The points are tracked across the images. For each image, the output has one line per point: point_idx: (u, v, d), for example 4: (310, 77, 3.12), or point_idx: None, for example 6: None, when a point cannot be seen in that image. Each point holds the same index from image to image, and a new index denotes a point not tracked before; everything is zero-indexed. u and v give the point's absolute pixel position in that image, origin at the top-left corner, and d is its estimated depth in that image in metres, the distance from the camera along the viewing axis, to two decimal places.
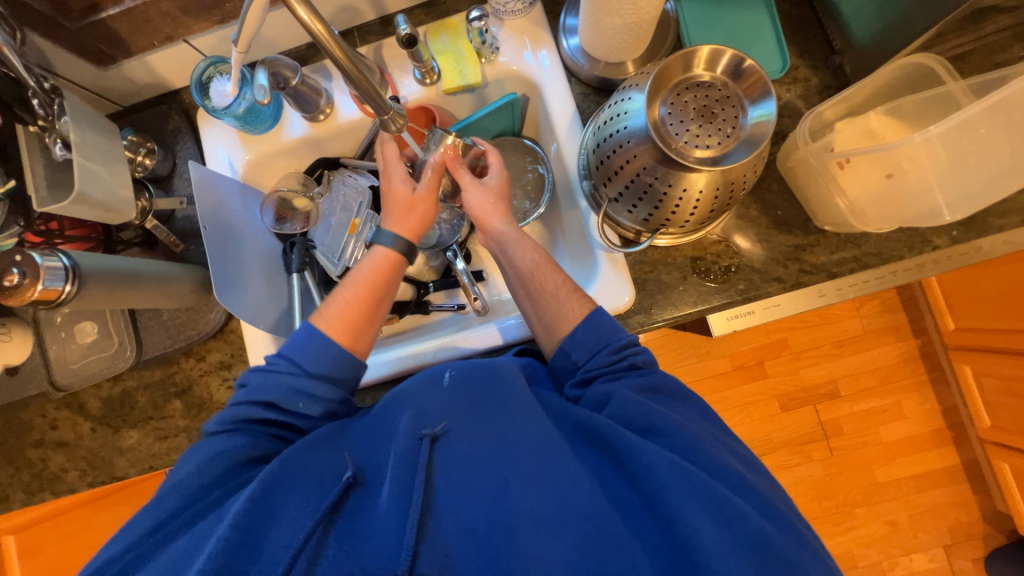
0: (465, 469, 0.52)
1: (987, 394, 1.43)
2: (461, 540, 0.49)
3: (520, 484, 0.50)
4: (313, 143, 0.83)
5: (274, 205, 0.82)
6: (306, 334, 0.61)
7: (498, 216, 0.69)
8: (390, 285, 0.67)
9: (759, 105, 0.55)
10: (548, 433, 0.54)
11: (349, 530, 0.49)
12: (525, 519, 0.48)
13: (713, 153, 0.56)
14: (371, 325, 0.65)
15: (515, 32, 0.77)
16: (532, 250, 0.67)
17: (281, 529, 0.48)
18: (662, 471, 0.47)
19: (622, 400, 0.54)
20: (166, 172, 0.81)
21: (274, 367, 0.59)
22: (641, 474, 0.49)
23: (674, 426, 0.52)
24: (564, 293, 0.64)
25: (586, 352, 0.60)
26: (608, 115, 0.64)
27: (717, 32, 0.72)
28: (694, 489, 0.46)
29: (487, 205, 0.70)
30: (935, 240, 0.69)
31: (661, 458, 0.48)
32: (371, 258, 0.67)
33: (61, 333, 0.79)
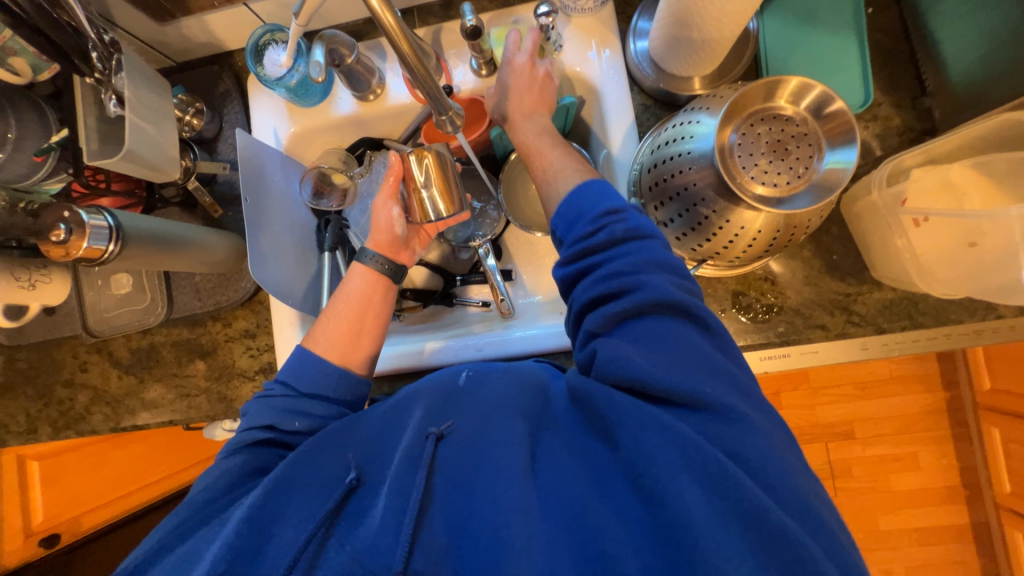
0: (460, 460, 0.49)
1: (1012, 459, 1.37)
2: (452, 531, 0.47)
3: (507, 468, 0.47)
4: (358, 122, 0.81)
5: (314, 179, 0.80)
6: (297, 357, 0.63)
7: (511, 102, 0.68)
8: (372, 300, 0.67)
9: (837, 150, 0.51)
10: None
11: (349, 530, 0.49)
12: (511, 506, 0.45)
13: (779, 194, 0.52)
14: (360, 340, 0.65)
15: (582, 31, 0.74)
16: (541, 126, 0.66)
17: (286, 530, 0.49)
18: (649, 444, 0.43)
19: (610, 344, 0.48)
20: (212, 135, 0.81)
21: (270, 393, 0.61)
22: (630, 449, 0.44)
23: (664, 377, 0.44)
24: (551, 173, 0.62)
25: (568, 227, 0.55)
26: (671, 135, 0.61)
27: (798, 57, 0.68)
28: (686, 463, 0.41)
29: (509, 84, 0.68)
30: (1000, 309, 0.64)
31: (652, 427, 0.43)
32: (349, 277, 0.68)
33: (98, 281, 0.81)
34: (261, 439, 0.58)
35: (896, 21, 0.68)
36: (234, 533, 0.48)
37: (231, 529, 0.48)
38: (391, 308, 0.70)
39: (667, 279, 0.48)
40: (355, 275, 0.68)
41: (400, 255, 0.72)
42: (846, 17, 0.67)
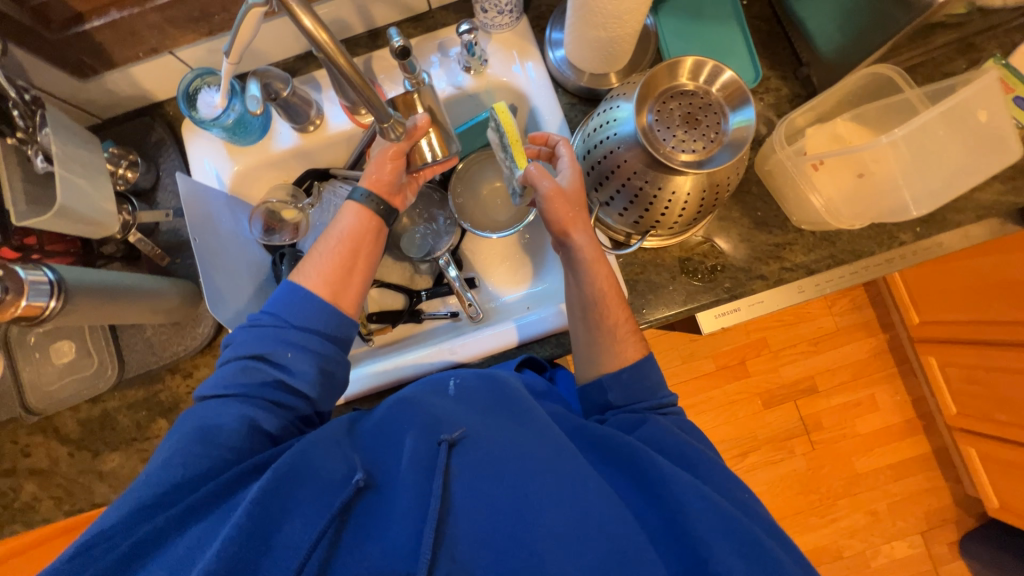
0: (485, 476, 0.51)
1: (951, 382, 1.51)
2: (475, 544, 0.48)
3: (540, 497, 0.49)
4: (302, 154, 0.83)
5: (263, 216, 0.82)
6: (286, 290, 0.63)
7: (579, 229, 0.65)
8: (365, 238, 0.68)
9: (739, 111, 0.59)
10: (567, 453, 0.52)
11: (360, 528, 0.49)
12: (543, 536, 0.47)
13: (698, 157, 0.59)
14: (353, 277, 0.66)
15: (503, 46, 0.80)
16: (602, 274, 0.65)
17: (295, 522, 0.47)
18: (692, 503, 0.47)
19: (657, 426, 0.57)
20: (149, 185, 0.79)
21: (259, 323, 0.62)
22: (670, 502, 0.48)
23: (699, 461, 0.54)
24: (622, 332, 0.65)
25: (623, 395, 0.61)
26: (598, 123, 0.67)
27: (695, 46, 0.77)
28: (726, 527, 0.46)
29: (570, 213, 0.64)
30: (901, 236, 0.74)
31: (694, 491, 0.48)
32: (342, 215, 0.69)
33: (35, 354, 0.75)
34: (250, 369, 0.59)
35: (767, 9, 0.79)
36: (241, 522, 0.45)
37: (239, 513, 0.45)
38: (382, 244, 0.72)
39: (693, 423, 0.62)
40: (348, 215, 0.69)
41: (393, 198, 0.73)
42: (727, 10, 0.77)
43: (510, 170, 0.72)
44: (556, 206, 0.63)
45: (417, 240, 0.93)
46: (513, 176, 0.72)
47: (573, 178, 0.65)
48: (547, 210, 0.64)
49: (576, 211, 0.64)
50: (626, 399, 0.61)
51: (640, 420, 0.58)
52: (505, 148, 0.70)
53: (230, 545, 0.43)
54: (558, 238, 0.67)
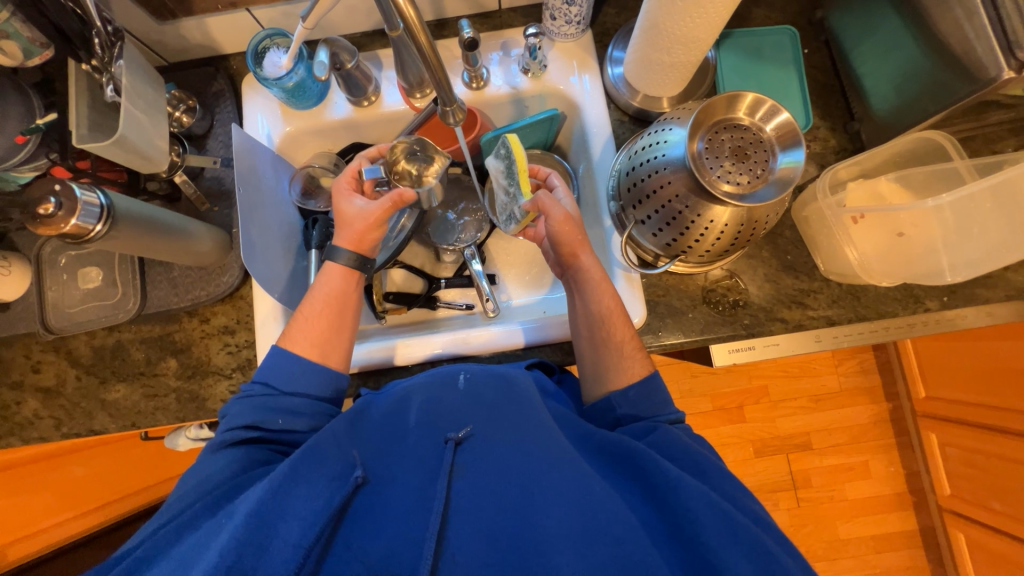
0: (488, 478, 0.51)
1: (949, 462, 1.48)
2: (478, 547, 0.46)
3: (544, 498, 0.48)
4: (352, 127, 0.85)
5: (303, 180, 0.85)
6: (275, 356, 0.64)
7: (585, 251, 0.70)
8: (351, 295, 0.69)
9: (788, 152, 0.60)
10: (571, 455, 0.52)
11: (360, 523, 0.49)
12: (549, 536, 0.46)
13: (742, 190, 0.59)
14: (338, 339, 0.66)
15: (564, 54, 0.82)
16: (606, 296, 0.67)
17: (293, 524, 0.46)
18: (700, 508, 0.46)
19: (667, 435, 0.57)
20: (202, 132, 0.81)
21: (250, 393, 0.61)
22: (677, 510, 0.47)
23: (704, 466, 0.54)
24: (628, 350, 0.65)
25: (636, 416, 0.61)
26: (646, 142, 0.68)
27: (750, 85, 0.78)
28: (735, 534, 0.45)
29: (577, 237, 0.69)
30: (926, 302, 0.74)
31: (700, 496, 0.47)
32: (325, 277, 0.69)
33: (63, 275, 0.77)
34: (245, 439, 0.59)
35: (826, 61, 0.80)
36: (245, 521, 0.44)
37: (238, 521, 0.44)
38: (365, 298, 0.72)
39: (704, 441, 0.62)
40: (331, 276, 0.69)
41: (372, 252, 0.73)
42: (787, 55, 0.79)
43: (511, 196, 0.74)
44: (562, 230, 0.68)
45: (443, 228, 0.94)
46: (514, 204, 0.74)
47: (573, 206, 0.73)
48: (557, 233, 0.69)
49: (581, 236, 0.70)
50: (632, 410, 0.62)
51: (650, 427, 0.59)
52: (511, 174, 0.71)
53: (228, 553, 0.42)
54: (564, 260, 0.71)
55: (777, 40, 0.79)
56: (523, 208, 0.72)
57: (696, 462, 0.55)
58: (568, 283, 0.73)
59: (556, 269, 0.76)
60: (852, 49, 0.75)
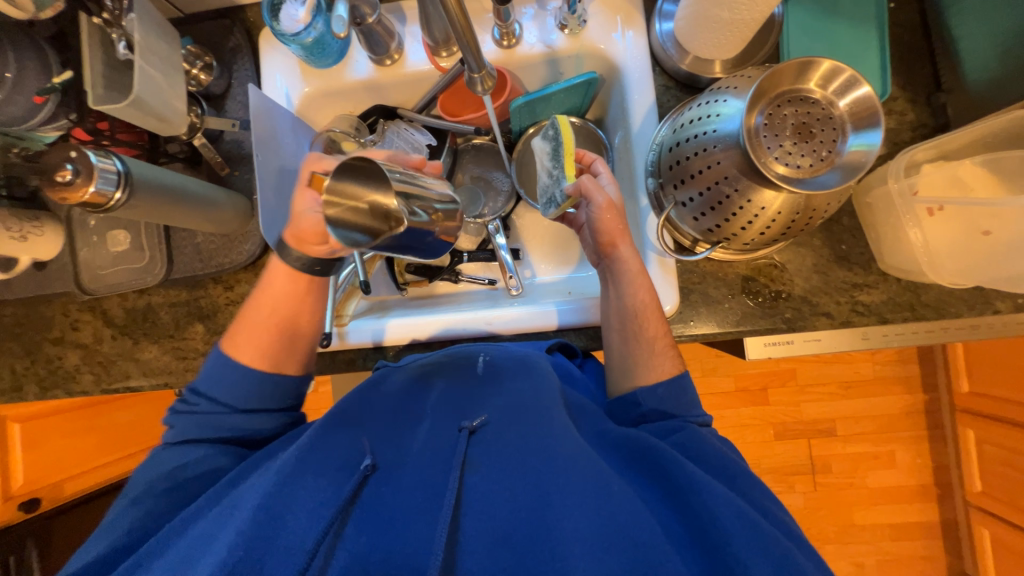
0: (501, 475, 0.49)
1: (984, 460, 1.42)
2: (489, 546, 0.45)
3: (560, 498, 0.47)
4: (374, 88, 0.80)
5: (323, 144, 0.79)
6: (220, 363, 0.63)
7: (625, 241, 0.65)
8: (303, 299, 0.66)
9: (861, 133, 0.52)
10: (589, 451, 0.51)
11: (370, 514, 0.48)
12: (565, 539, 0.44)
13: (801, 174, 0.53)
14: (295, 343, 0.66)
15: (607, 8, 0.73)
16: (643, 288, 0.63)
17: (300, 518, 0.47)
18: (727, 516, 0.44)
19: (695, 434, 0.55)
20: (220, 91, 0.78)
21: (196, 408, 0.62)
22: (703, 516, 0.45)
23: (730, 468, 0.52)
24: (660, 346, 0.62)
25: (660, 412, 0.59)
26: (694, 115, 0.61)
27: (819, 47, 0.68)
28: (762, 547, 0.43)
29: (618, 226, 0.65)
30: (997, 304, 0.66)
31: (730, 504, 0.45)
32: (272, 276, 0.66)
33: (92, 238, 0.78)
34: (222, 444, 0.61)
35: (916, 16, 0.69)
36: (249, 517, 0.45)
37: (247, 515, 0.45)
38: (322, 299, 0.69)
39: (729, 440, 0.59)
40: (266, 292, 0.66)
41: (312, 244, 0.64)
42: (868, 10, 0.67)
43: (553, 179, 0.72)
44: (604, 218, 0.65)
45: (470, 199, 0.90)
46: (556, 187, 0.71)
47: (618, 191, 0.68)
48: (597, 221, 0.65)
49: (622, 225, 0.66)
50: (658, 407, 0.59)
51: (677, 426, 0.56)
52: (556, 156, 0.70)
53: (235, 548, 0.43)
54: (602, 249, 0.67)
55: None
56: (564, 192, 0.68)
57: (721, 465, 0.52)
58: (602, 274, 0.69)
59: (591, 257, 0.72)
60: (949, 5, 0.64)
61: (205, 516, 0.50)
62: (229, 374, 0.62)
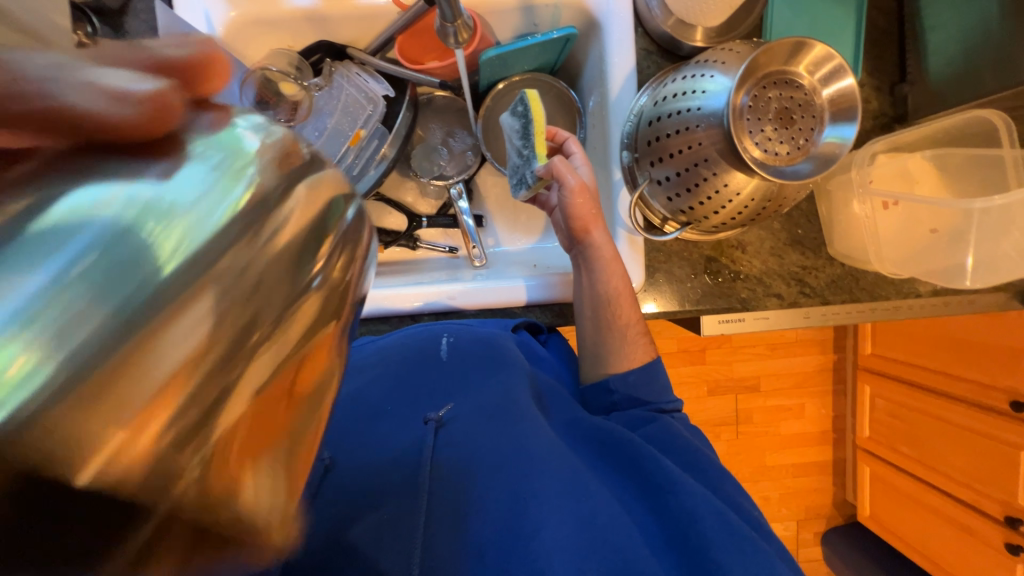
0: (473, 477, 0.50)
1: (876, 412, 1.66)
2: (461, 548, 0.45)
3: (535, 500, 0.47)
4: (318, 20, 0.68)
5: (257, 83, 0.66)
6: None
7: (599, 226, 0.64)
8: None
9: (838, 126, 0.52)
10: (564, 451, 0.53)
11: (329, 514, 0.47)
12: (543, 551, 0.44)
13: (779, 162, 0.52)
14: None
15: None
16: (619, 282, 0.63)
17: None
18: (703, 516, 0.47)
19: (666, 426, 0.59)
20: (116, 5, 0.62)
21: None
22: (677, 512, 0.48)
23: (700, 460, 0.56)
24: (632, 333, 0.64)
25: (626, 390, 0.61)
26: (677, 88, 0.58)
27: (800, 22, 0.66)
28: (733, 539, 0.46)
29: (592, 211, 0.63)
30: (920, 288, 0.73)
31: (702, 500, 0.48)
32: None
33: None
34: None
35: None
36: None
37: None
38: None
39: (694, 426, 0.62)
40: None
41: None
42: None
43: (524, 159, 0.65)
44: (577, 202, 0.62)
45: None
46: (526, 167, 0.64)
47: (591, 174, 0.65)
48: (570, 206, 0.62)
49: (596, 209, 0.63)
50: (630, 395, 0.62)
51: (651, 418, 0.60)
52: (525, 134, 0.62)
53: None
54: (575, 235, 0.65)
55: None
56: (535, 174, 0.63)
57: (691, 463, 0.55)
58: (579, 264, 0.66)
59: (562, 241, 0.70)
60: None
61: None
62: None
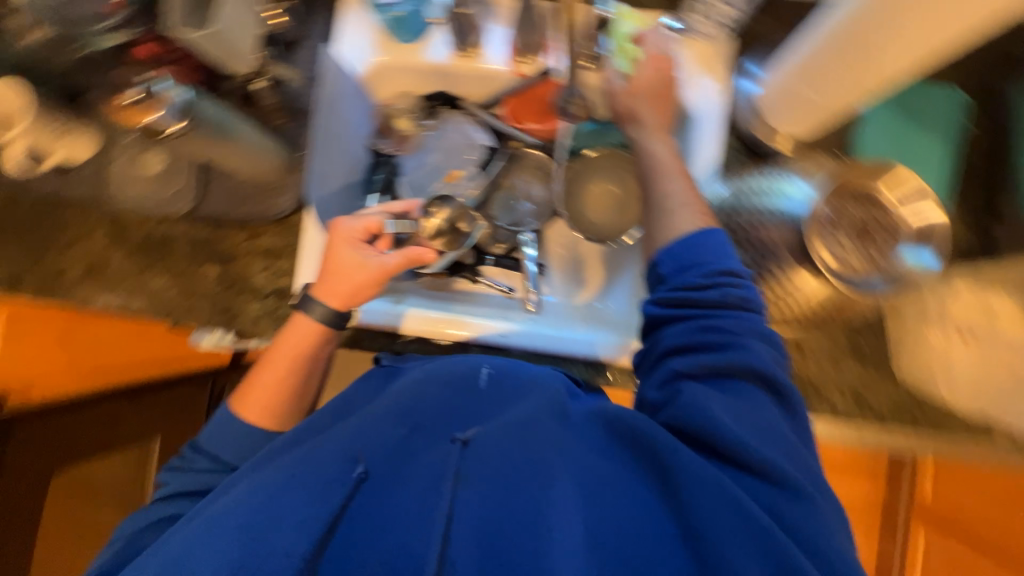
0: (493, 484, 0.47)
1: None
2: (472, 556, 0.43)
3: (556, 512, 0.44)
4: (444, 74, 0.79)
5: (380, 117, 0.81)
6: (222, 419, 0.61)
7: (645, 105, 0.67)
8: (312, 354, 0.63)
9: (918, 252, 0.62)
10: (583, 454, 0.48)
11: (359, 525, 0.46)
12: (557, 552, 0.42)
13: (851, 269, 0.63)
14: (301, 394, 0.63)
15: (697, 58, 0.72)
16: (698, 215, 0.58)
17: (290, 533, 0.43)
18: (728, 543, 0.41)
19: (694, 395, 0.48)
20: (292, 40, 0.77)
21: (192, 461, 0.59)
22: (697, 523, 0.42)
23: (754, 451, 0.45)
24: (688, 207, 0.59)
25: None
26: (766, 180, 0.70)
27: (895, 153, 0.69)
28: (760, 553, 0.40)
29: (636, 101, 0.67)
30: (998, 437, 0.66)
31: (717, 492, 0.43)
32: (293, 326, 0.63)
33: (131, 153, 0.78)
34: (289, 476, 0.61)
35: (993, 142, 0.69)
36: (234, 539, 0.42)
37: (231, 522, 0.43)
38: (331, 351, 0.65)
39: (768, 350, 0.50)
40: (297, 327, 0.63)
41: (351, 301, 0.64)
42: (948, 128, 0.69)
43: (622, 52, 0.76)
44: (626, 89, 0.67)
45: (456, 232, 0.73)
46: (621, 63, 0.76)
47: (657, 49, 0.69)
48: (615, 93, 0.68)
49: (648, 93, 0.67)
50: None
51: (714, 296, 0.52)
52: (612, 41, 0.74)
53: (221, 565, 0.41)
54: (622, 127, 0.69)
55: (944, 107, 0.69)
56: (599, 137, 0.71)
57: (754, 377, 0.49)
58: (654, 215, 0.60)
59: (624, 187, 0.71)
60: None
61: (180, 534, 0.45)
62: (230, 432, 0.60)
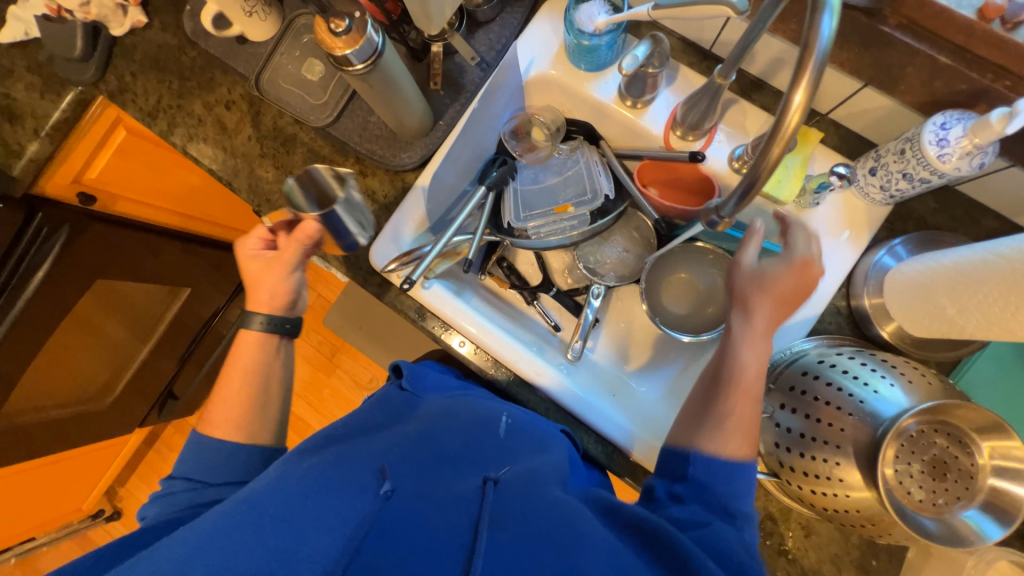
0: (520, 530, 0.48)
1: None
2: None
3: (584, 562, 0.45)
4: (600, 111, 0.79)
5: (521, 120, 0.82)
6: (191, 445, 0.61)
7: (761, 305, 0.61)
8: (272, 360, 0.67)
9: (984, 516, 0.50)
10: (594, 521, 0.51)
11: (386, 548, 0.45)
12: None
13: (908, 502, 0.51)
14: (261, 406, 0.65)
15: (846, 211, 0.70)
16: (747, 447, 0.55)
17: (328, 535, 0.44)
18: None
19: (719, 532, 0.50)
20: (482, 19, 0.78)
21: (166, 491, 0.58)
22: None
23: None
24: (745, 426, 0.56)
25: None
26: (848, 364, 0.59)
27: (991, 393, 0.66)
28: None
29: (755, 293, 0.61)
30: None
31: None
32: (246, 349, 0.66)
33: (296, 53, 0.82)
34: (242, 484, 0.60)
35: None
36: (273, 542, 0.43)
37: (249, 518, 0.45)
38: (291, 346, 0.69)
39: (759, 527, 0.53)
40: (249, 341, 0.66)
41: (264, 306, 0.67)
42: None
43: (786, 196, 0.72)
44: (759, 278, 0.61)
45: (315, 183, 0.66)
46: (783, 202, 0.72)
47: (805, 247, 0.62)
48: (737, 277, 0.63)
49: (768, 293, 0.61)
50: None
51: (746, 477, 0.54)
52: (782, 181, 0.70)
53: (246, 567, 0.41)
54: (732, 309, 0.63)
55: None
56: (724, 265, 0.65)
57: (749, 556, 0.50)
58: (709, 415, 0.58)
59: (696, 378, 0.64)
60: None
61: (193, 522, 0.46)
62: (211, 456, 0.60)
